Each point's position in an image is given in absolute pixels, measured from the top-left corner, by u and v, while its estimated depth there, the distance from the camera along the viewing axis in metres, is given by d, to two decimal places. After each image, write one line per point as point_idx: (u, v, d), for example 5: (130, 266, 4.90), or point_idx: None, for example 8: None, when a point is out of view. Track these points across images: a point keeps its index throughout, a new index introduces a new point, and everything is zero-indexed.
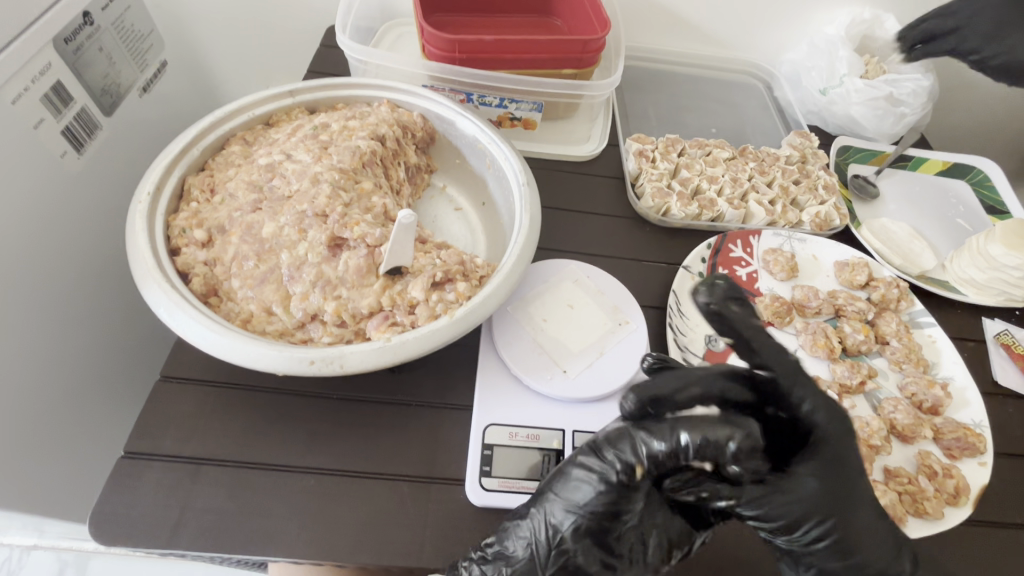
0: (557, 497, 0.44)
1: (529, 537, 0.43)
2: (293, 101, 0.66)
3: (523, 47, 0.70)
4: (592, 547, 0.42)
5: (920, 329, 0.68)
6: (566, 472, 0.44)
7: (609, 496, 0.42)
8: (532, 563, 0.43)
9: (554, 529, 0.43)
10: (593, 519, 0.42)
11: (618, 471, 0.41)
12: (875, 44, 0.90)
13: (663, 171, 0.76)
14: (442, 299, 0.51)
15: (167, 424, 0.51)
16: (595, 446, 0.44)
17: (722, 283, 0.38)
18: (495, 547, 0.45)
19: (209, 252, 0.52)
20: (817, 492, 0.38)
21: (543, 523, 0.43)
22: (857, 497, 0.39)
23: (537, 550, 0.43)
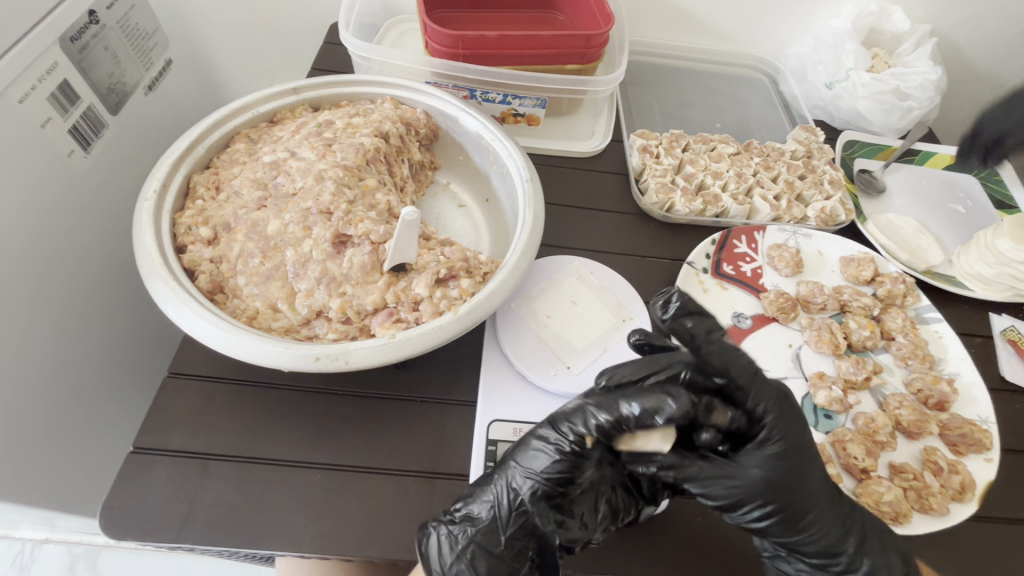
0: (515, 461, 0.45)
1: (493, 499, 0.45)
2: (297, 98, 0.66)
3: (527, 43, 0.70)
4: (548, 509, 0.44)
5: (927, 324, 0.68)
6: (527, 440, 0.46)
7: (565, 463, 0.44)
8: (495, 523, 0.44)
9: (512, 490, 0.44)
10: (549, 482, 0.44)
11: (571, 442, 0.44)
12: (882, 37, 0.89)
13: (668, 167, 0.76)
14: (446, 296, 0.51)
15: (175, 420, 0.52)
16: (551, 421, 0.46)
17: (677, 302, 0.43)
18: (462, 511, 0.46)
19: (214, 249, 0.53)
20: (783, 447, 0.43)
21: (505, 484, 0.45)
22: (813, 455, 0.44)
23: (500, 511, 0.44)
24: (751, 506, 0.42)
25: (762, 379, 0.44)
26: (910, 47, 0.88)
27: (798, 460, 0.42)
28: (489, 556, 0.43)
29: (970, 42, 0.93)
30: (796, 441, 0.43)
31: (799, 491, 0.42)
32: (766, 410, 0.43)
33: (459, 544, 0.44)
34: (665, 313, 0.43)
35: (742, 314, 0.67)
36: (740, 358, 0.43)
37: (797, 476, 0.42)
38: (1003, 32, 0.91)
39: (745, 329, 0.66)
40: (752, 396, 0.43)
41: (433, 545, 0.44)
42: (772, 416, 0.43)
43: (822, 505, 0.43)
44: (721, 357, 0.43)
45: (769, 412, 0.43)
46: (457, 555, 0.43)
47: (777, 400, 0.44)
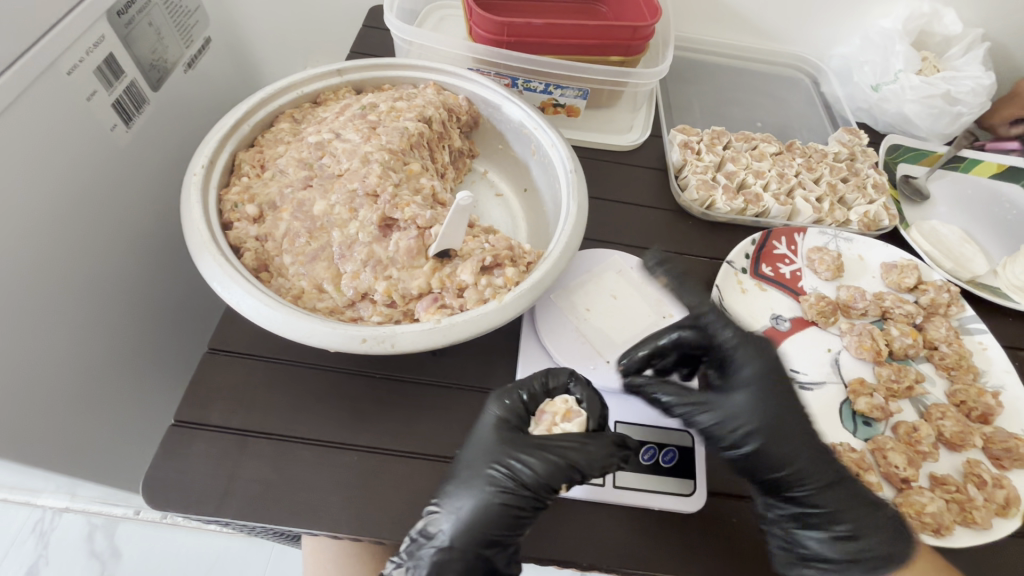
0: (456, 494, 0.45)
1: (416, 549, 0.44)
2: (341, 80, 0.66)
3: (572, 32, 0.69)
4: (488, 557, 0.44)
5: (971, 335, 0.66)
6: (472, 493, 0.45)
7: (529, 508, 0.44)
8: (452, 553, 0.43)
9: (438, 536, 0.44)
10: (490, 524, 0.44)
11: (535, 492, 0.44)
12: (932, 40, 0.87)
13: (709, 163, 0.75)
14: (491, 283, 0.50)
15: (215, 395, 0.52)
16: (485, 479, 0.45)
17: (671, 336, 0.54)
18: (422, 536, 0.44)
19: (260, 227, 0.52)
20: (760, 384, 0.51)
21: (435, 534, 0.44)
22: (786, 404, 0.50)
23: (457, 547, 0.43)
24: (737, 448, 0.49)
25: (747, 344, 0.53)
26: (960, 52, 0.86)
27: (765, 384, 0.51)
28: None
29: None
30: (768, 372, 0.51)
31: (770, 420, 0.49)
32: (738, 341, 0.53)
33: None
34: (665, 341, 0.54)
35: (781, 316, 0.66)
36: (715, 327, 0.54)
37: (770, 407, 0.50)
38: None
39: (784, 331, 0.65)
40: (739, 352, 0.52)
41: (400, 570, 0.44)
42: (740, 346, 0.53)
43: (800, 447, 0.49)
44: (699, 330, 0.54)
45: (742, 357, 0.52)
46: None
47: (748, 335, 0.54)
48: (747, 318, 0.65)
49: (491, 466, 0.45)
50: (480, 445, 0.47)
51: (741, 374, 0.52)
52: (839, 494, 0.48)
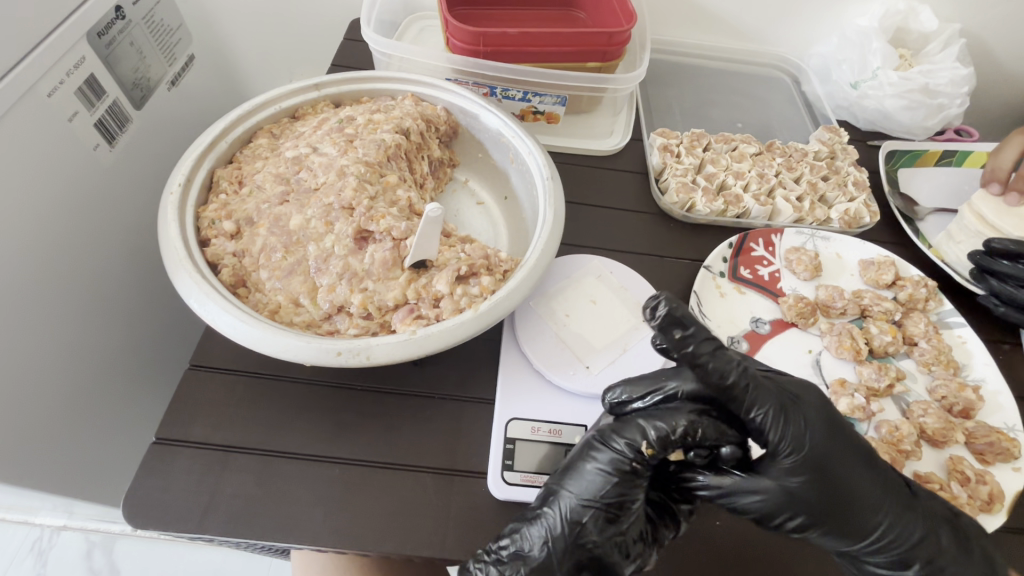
0: (605, 472, 0.44)
1: (545, 534, 0.44)
2: (319, 94, 0.67)
3: (548, 40, 0.70)
4: (592, 551, 0.43)
5: (949, 329, 0.66)
6: (578, 465, 0.45)
7: (621, 485, 0.43)
8: (549, 560, 0.43)
9: (581, 519, 0.43)
10: (614, 513, 0.43)
11: (630, 459, 0.43)
12: (909, 37, 0.87)
13: (688, 166, 0.75)
14: (467, 293, 0.50)
15: (197, 412, 0.52)
16: (601, 439, 0.45)
17: (664, 310, 0.41)
18: (510, 549, 0.44)
19: (237, 244, 0.53)
20: (798, 460, 0.43)
21: (566, 504, 0.44)
22: (839, 460, 0.44)
23: (556, 545, 0.43)
24: (783, 517, 0.44)
25: (760, 384, 0.43)
26: (938, 48, 0.86)
27: (816, 473, 0.43)
28: None
29: (1000, 41, 0.91)
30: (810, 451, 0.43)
31: (830, 500, 0.43)
32: (773, 417, 0.43)
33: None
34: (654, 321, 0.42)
35: (761, 319, 0.66)
36: (727, 355, 0.43)
37: (822, 483, 0.43)
38: None
39: (764, 335, 0.65)
40: (752, 400, 0.43)
41: None
42: (774, 424, 0.43)
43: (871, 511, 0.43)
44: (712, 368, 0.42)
45: (770, 418, 0.43)
46: None
47: (778, 404, 0.43)
48: (727, 321, 0.65)
49: (644, 446, 0.43)
50: (627, 424, 0.45)
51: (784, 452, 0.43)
52: (909, 517, 0.44)
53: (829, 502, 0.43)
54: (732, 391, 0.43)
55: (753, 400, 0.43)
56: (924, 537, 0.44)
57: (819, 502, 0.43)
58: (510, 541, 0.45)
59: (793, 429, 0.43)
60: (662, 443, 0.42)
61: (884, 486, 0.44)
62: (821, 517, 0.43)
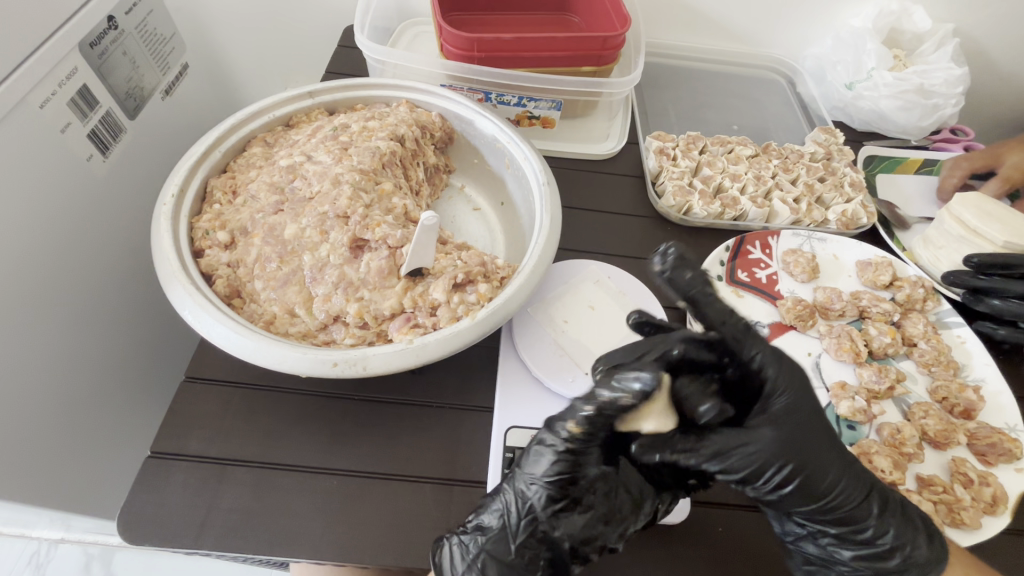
0: (550, 452, 0.43)
1: (502, 509, 0.44)
2: (312, 102, 0.67)
3: (543, 45, 0.69)
4: (542, 529, 0.43)
5: (949, 330, 0.66)
6: (529, 446, 0.45)
7: (563, 463, 0.43)
8: (504, 533, 0.44)
9: (530, 498, 0.44)
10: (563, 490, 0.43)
11: (566, 441, 0.42)
12: (903, 38, 0.88)
13: (685, 169, 0.75)
14: (464, 301, 0.50)
15: (193, 424, 0.51)
16: (546, 423, 0.44)
17: (675, 252, 0.43)
18: (474, 520, 0.45)
19: (231, 254, 0.52)
20: (786, 405, 0.44)
21: (519, 484, 0.44)
22: (817, 416, 0.45)
23: (508, 520, 0.44)
24: (771, 470, 0.42)
25: (755, 333, 0.45)
26: (932, 48, 0.86)
27: (801, 420, 0.44)
28: (503, 566, 0.43)
29: (994, 39, 0.91)
30: (793, 399, 0.45)
31: (810, 453, 0.43)
32: (767, 363, 0.45)
33: (470, 553, 0.43)
34: (664, 265, 0.43)
35: (759, 322, 0.66)
36: (733, 311, 0.45)
37: (806, 434, 0.43)
38: None
39: (763, 338, 0.65)
40: (750, 348, 0.45)
41: (447, 558, 0.44)
42: (772, 362, 0.45)
43: (838, 469, 0.44)
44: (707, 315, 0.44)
45: (767, 363, 0.45)
46: (470, 567, 0.43)
47: (772, 353, 0.46)
48: None
49: (571, 425, 0.41)
50: (568, 410, 0.43)
51: (776, 403, 0.45)
52: (858, 478, 0.44)
53: (814, 460, 0.43)
54: (729, 339, 0.44)
55: (747, 346, 0.45)
56: (872, 495, 0.45)
57: (803, 452, 0.42)
58: (474, 520, 0.45)
59: (783, 372, 0.45)
60: (598, 420, 0.40)
61: (839, 451, 0.45)
62: (804, 470, 0.42)
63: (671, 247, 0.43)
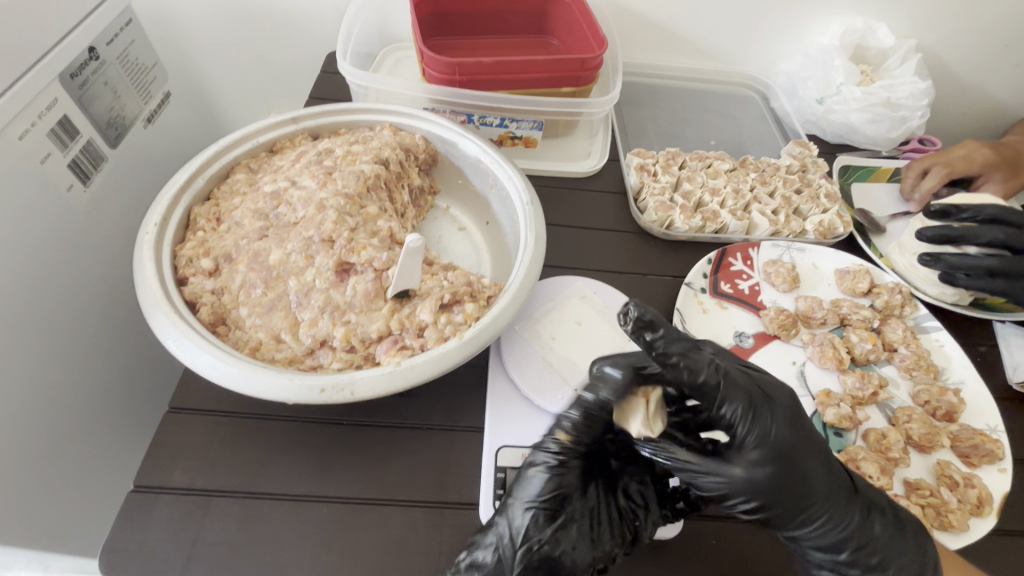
0: (540, 470, 0.45)
1: (496, 542, 0.44)
2: (296, 127, 0.67)
3: (522, 68, 0.71)
4: (541, 555, 0.43)
5: (927, 334, 0.68)
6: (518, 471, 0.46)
7: (554, 478, 0.45)
8: (500, 566, 0.43)
9: (523, 522, 0.43)
10: (559, 507, 0.44)
11: (556, 453, 0.45)
12: (868, 54, 0.91)
13: (665, 185, 0.76)
14: (451, 321, 0.50)
15: (177, 455, 0.50)
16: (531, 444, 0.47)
17: (636, 312, 0.39)
18: (467, 560, 0.44)
19: (216, 281, 0.52)
20: (763, 448, 0.43)
21: (512, 511, 0.44)
22: (802, 452, 0.44)
23: (503, 552, 0.43)
24: (741, 500, 0.43)
25: (733, 380, 0.43)
26: (896, 63, 0.90)
27: (781, 461, 0.43)
28: None
29: (955, 54, 0.95)
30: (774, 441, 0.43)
31: (788, 490, 0.43)
32: (744, 411, 0.42)
33: None
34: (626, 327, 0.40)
35: (744, 333, 0.67)
36: (703, 358, 0.42)
37: (784, 471, 0.43)
38: (986, 45, 0.94)
39: (748, 349, 0.66)
40: (726, 399, 0.42)
41: None
42: (744, 418, 0.42)
43: (816, 500, 0.44)
44: (684, 364, 0.41)
45: (744, 413, 0.42)
46: None
47: (749, 400, 0.43)
48: (710, 336, 0.66)
49: (562, 435, 0.46)
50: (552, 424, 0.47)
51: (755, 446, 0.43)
52: (843, 511, 0.45)
53: (789, 495, 0.43)
54: (705, 386, 0.42)
55: (723, 396, 0.42)
56: (854, 513, 0.46)
57: (779, 489, 0.43)
58: (467, 561, 0.44)
59: (762, 430, 0.43)
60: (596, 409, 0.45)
61: (828, 481, 0.45)
62: (778, 502, 0.43)
63: (631, 309, 0.39)
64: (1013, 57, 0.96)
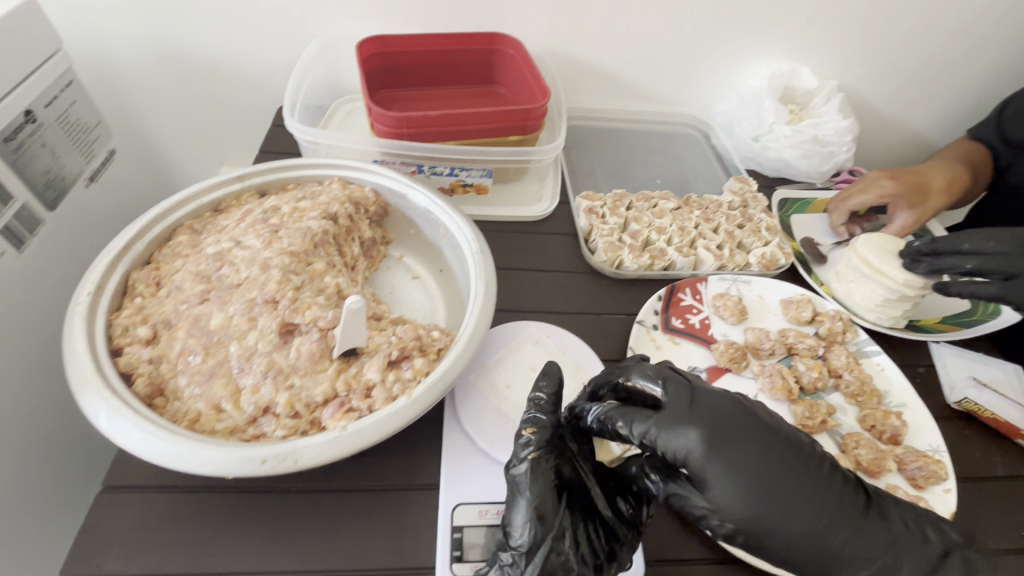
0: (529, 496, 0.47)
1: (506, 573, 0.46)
2: (242, 185, 0.67)
3: (469, 119, 0.73)
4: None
5: (868, 358, 0.71)
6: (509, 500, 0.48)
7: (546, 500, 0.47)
8: None
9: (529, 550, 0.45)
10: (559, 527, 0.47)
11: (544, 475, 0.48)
12: (796, 94, 0.98)
13: (613, 226, 0.79)
14: (399, 378, 0.49)
15: (109, 539, 0.47)
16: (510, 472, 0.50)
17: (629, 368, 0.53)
18: None
19: (154, 349, 0.50)
20: (716, 466, 0.44)
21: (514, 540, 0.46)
22: (786, 461, 0.45)
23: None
24: (722, 524, 0.45)
25: (684, 400, 0.48)
26: (822, 101, 0.96)
27: (742, 478, 0.44)
28: None
29: (874, 91, 1.03)
30: (729, 457, 0.44)
31: (771, 505, 0.43)
32: (719, 425, 0.46)
33: None
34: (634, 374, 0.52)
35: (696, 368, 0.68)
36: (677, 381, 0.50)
37: (754, 489, 0.44)
38: (900, 82, 1.02)
39: None
40: (664, 422, 0.47)
41: None
42: (669, 439, 0.46)
43: (822, 514, 0.44)
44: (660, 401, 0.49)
45: (691, 431, 0.46)
46: None
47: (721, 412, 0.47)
48: None
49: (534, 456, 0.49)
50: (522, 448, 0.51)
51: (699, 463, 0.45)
52: (848, 515, 0.44)
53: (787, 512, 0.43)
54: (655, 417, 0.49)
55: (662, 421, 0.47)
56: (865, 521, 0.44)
57: (759, 506, 0.43)
58: None
59: (675, 438, 0.46)
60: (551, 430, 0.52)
61: (824, 490, 0.44)
62: (761, 522, 0.43)
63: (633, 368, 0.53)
64: (926, 92, 1.04)
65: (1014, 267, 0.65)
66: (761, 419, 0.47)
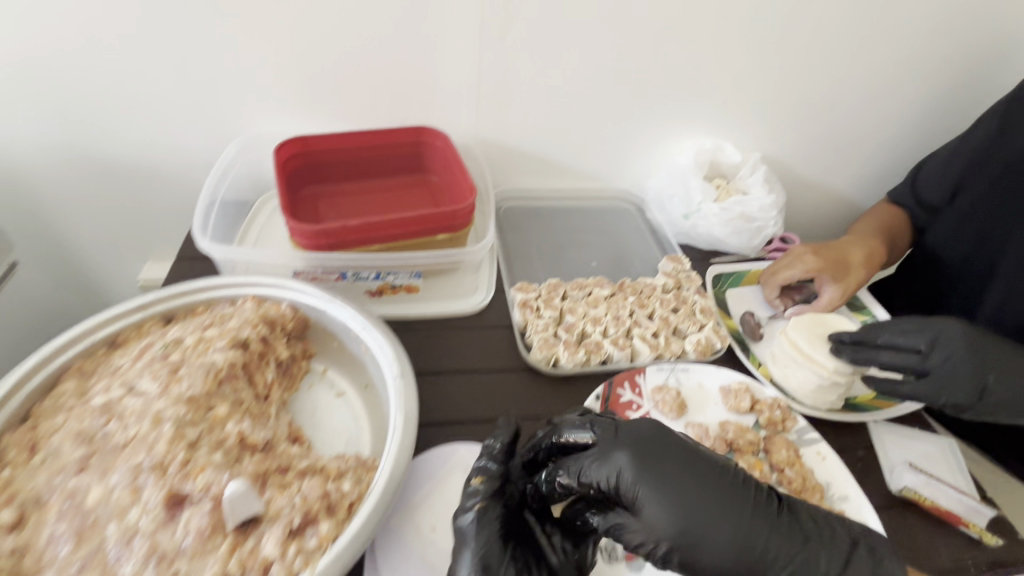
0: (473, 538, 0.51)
1: None
2: (143, 314, 0.62)
3: (392, 225, 0.71)
4: None
5: (808, 446, 0.70)
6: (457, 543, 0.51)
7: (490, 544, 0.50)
8: None
9: None
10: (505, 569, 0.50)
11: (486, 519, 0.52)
12: (722, 167, 1.01)
13: (548, 320, 0.78)
14: (301, 550, 0.45)
15: None
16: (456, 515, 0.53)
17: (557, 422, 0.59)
18: None
19: (18, 537, 0.44)
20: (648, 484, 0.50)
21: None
22: (712, 471, 0.51)
23: None
24: (659, 547, 0.49)
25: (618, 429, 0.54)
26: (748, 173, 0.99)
27: (673, 493, 0.50)
28: None
29: (796, 160, 1.08)
30: (661, 475, 0.50)
31: (702, 520, 0.49)
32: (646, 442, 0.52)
33: None
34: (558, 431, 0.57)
35: None
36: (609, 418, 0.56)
37: (682, 505, 0.49)
38: (819, 151, 1.07)
39: None
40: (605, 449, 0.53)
41: None
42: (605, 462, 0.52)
43: (750, 523, 0.49)
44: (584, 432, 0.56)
45: (626, 457, 0.52)
46: None
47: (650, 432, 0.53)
48: None
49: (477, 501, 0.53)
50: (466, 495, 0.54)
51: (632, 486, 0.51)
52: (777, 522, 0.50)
53: (715, 523, 0.49)
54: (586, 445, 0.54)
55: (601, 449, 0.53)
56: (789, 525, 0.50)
57: (690, 524, 0.49)
58: None
59: (606, 463, 0.52)
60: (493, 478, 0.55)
61: (752, 497, 0.50)
62: (692, 541, 0.48)
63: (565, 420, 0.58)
64: (844, 158, 1.09)
65: (923, 365, 0.68)
66: (681, 442, 0.53)
